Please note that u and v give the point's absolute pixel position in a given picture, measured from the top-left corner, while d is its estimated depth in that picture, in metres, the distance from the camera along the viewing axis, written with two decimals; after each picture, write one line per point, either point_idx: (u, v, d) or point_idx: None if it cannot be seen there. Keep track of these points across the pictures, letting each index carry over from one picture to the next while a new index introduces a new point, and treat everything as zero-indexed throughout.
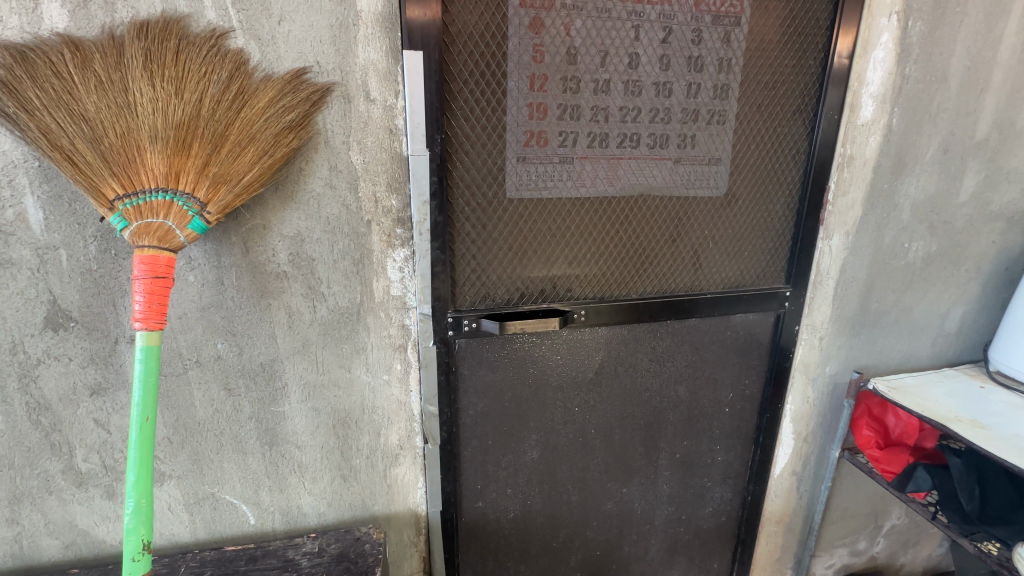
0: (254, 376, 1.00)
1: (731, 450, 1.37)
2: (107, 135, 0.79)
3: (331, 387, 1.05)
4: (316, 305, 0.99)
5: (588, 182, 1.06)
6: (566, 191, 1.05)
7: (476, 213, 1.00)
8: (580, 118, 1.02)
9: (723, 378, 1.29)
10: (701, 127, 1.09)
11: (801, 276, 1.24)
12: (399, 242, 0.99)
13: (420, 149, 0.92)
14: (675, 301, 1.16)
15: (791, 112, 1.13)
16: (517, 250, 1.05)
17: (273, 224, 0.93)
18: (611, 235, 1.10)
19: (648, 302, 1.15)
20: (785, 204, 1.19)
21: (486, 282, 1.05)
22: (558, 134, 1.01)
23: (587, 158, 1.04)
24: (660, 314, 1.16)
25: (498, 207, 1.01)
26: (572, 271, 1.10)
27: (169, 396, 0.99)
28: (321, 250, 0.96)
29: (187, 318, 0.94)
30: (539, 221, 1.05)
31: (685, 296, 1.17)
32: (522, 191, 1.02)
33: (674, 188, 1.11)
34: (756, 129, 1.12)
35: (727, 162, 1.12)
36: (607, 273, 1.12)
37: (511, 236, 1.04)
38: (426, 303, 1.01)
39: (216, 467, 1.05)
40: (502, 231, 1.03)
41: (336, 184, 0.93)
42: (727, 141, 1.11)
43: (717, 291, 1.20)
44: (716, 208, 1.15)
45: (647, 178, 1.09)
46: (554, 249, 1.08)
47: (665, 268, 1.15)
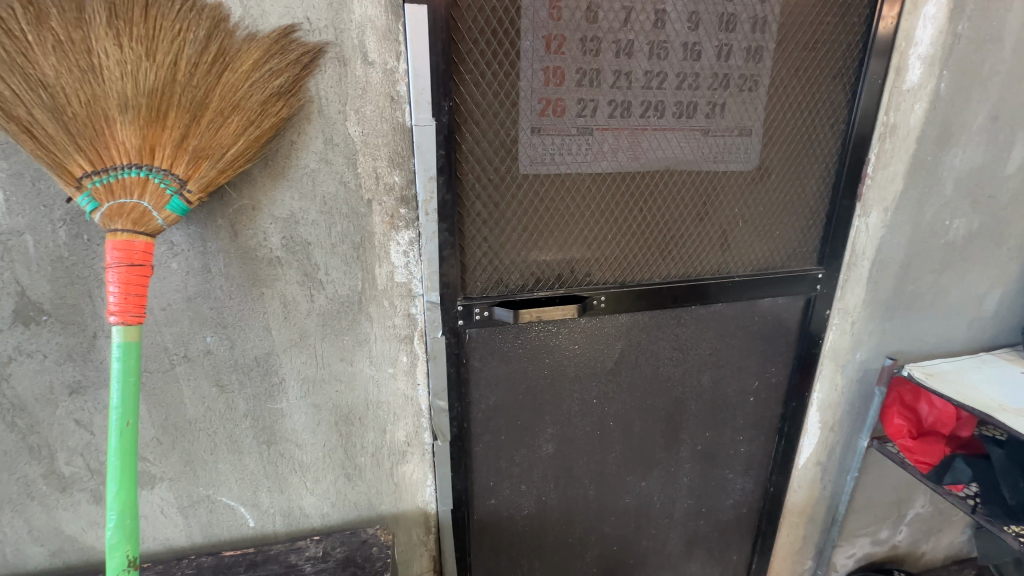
0: (248, 372, 0.92)
1: (754, 440, 1.31)
2: (70, 105, 0.70)
3: (332, 382, 0.97)
4: (313, 294, 0.90)
5: (609, 156, 0.96)
6: (586, 165, 0.95)
7: (487, 190, 0.91)
8: (600, 84, 0.92)
9: (749, 366, 1.21)
10: (733, 94, 0.99)
11: (834, 258, 1.16)
12: (403, 224, 0.89)
13: (425, 118, 0.82)
14: (701, 286, 1.08)
15: (830, 77, 1.03)
16: (533, 231, 0.96)
17: (263, 204, 0.83)
18: (634, 214, 1.01)
19: (673, 287, 1.06)
20: (820, 178, 1.10)
21: (498, 266, 0.96)
22: (575, 104, 0.91)
23: (609, 130, 0.95)
24: (684, 300, 1.08)
25: (512, 184, 0.92)
26: (591, 254, 1.01)
27: (156, 394, 0.91)
28: (318, 233, 0.87)
29: (172, 310, 0.86)
30: (556, 200, 0.96)
31: (712, 279, 1.09)
32: (538, 167, 0.93)
33: (703, 161, 1.02)
34: (792, 95, 1.02)
35: (759, 134, 1.03)
36: (629, 255, 1.03)
37: (526, 215, 0.95)
38: (434, 290, 0.93)
39: (210, 468, 0.97)
40: (518, 210, 0.94)
41: (333, 159, 0.83)
42: (761, 109, 1.01)
43: (746, 274, 1.11)
44: (746, 184, 1.05)
45: (673, 152, 0.99)
46: (572, 232, 0.99)
47: (691, 250, 1.06)
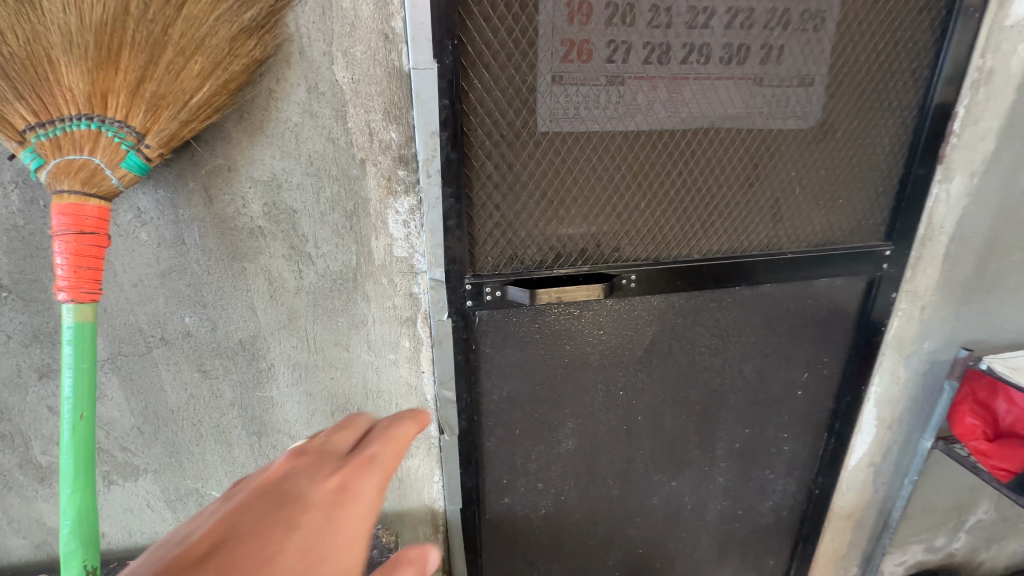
0: (233, 357, 0.83)
1: (800, 438, 1.17)
2: (9, 45, 0.59)
3: (326, 369, 0.87)
4: (302, 270, 0.79)
5: (645, 109, 0.81)
6: (618, 120, 0.81)
7: (499, 150, 0.78)
8: (635, 21, 0.77)
9: (798, 356, 1.07)
10: (795, 33, 0.83)
11: (907, 232, 0.99)
12: (402, 189, 0.77)
13: (425, 62, 0.69)
14: (748, 264, 0.93)
15: (915, 11, 0.85)
16: (554, 198, 0.83)
17: (240, 164, 0.72)
18: (672, 179, 0.86)
19: (715, 265, 0.92)
20: (895, 137, 0.93)
21: (513, 239, 0.84)
22: (604, 45, 0.77)
23: (645, 77, 0.80)
24: (727, 280, 0.94)
25: (529, 142, 0.79)
26: (620, 225, 0.87)
27: (134, 380, 0.82)
28: (304, 199, 0.75)
29: (144, 286, 0.76)
30: (581, 161, 0.82)
31: (761, 256, 0.93)
32: (560, 123, 0.79)
33: (756, 116, 0.86)
34: (867, 34, 0.85)
35: (823, 83, 0.87)
36: (664, 227, 0.89)
37: (544, 180, 0.81)
38: (438, 266, 0.81)
39: (197, 460, 0.89)
40: (536, 174, 0.81)
41: (318, 111, 0.71)
42: (827, 52, 0.85)
43: (801, 250, 0.96)
44: (806, 144, 0.89)
45: (720, 105, 0.84)
46: (599, 200, 0.85)
47: (738, 221, 0.91)
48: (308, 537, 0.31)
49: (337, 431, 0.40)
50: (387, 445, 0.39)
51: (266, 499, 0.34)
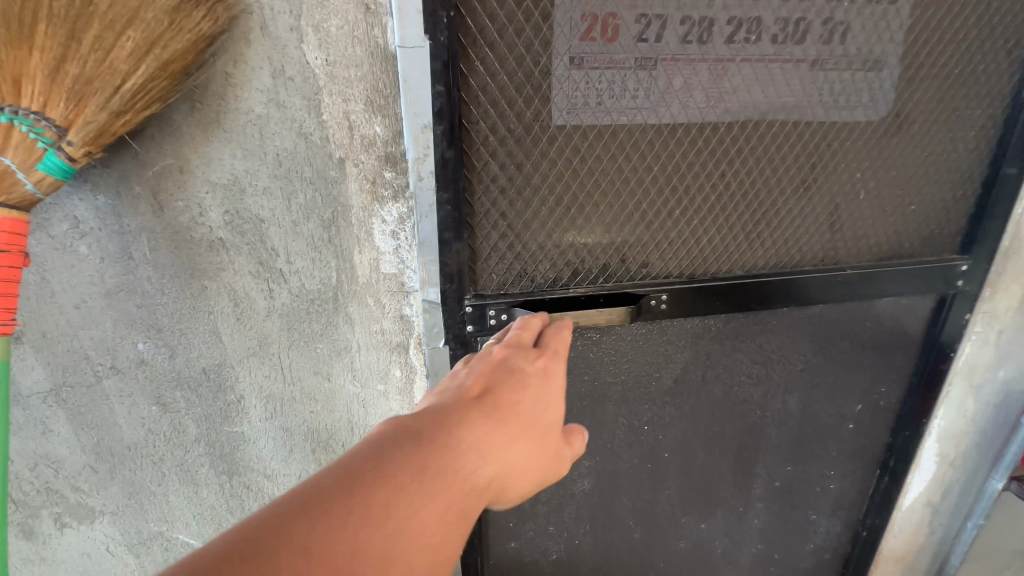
0: (196, 387, 0.71)
1: (848, 475, 1.02)
2: None
3: (305, 402, 0.75)
4: (273, 289, 0.67)
5: (682, 97, 0.68)
6: (649, 111, 0.67)
7: (507, 147, 0.65)
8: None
9: (851, 385, 0.93)
10: (867, 5, 0.68)
11: (993, 246, 0.83)
12: (389, 194, 0.64)
13: (414, 38, 0.56)
14: (801, 282, 0.79)
15: None
16: (571, 205, 0.70)
17: (194, 165, 0.60)
18: (713, 181, 0.72)
19: (762, 283, 0.77)
20: (979, 131, 0.78)
21: (522, 253, 0.71)
22: (635, 19, 0.63)
23: (683, 59, 0.66)
24: (775, 300, 0.79)
25: (542, 137, 0.66)
26: (650, 237, 0.74)
27: (82, 414, 0.71)
28: (272, 206, 0.63)
29: (88, 308, 0.65)
30: (604, 161, 0.68)
31: (817, 272, 0.79)
32: (579, 115, 0.66)
33: (815, 106, 0.72)
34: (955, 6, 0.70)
35: (899, 67, 0.72)
36: (702, 239, 0.75)
37: (561, 183, 0.68)
38: (433, 285, 0.68)
39: (160, 501, 0.78)
40: (550, 176, 0.68)
41: (285, 99, 0.58)
42: (905, 28, 0.70)
43: (863, 265, 0.81)
44: (874, 140, 0.75)
45: (773, 92, 0.70)
46: (624, 207, 0.71)
47: (789, 231, 0.77)
48: (536, 396, 0.43)
49: (520, 332, 0.52)
50: (556, 337, 0.52)
51: (491, 375, 0.44)
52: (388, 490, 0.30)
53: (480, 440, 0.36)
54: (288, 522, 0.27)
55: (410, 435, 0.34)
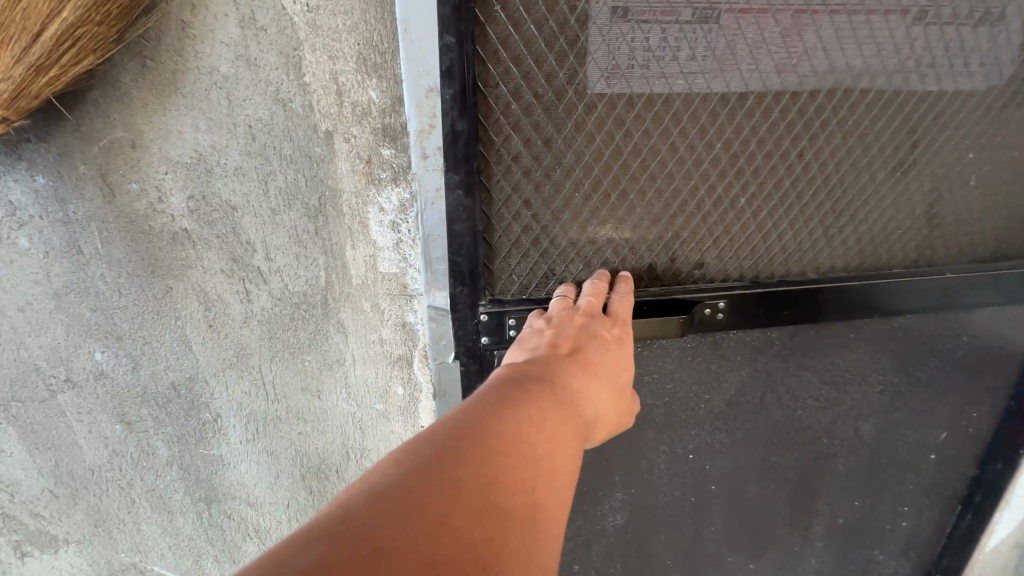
0: (165, 405, 0.61)
1: (925, 512, 0.88)
2: None
3: (292, 422, 0.64)
4: (250, 291, 0.56)
5: (755, 55, 0.54)
6: (712, 73, 0.54)
7: (534, 118, 0.52)
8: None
9: (936, 410, 0.78)
10: None
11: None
12: (388, 177, 0.52)
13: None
14: (890, 288, 0.64)
15: None
16: (612, 192, 0.57)
17: (149, 140, 0.49)
18: (790, 164, 0.58)
19: (841, 290, 0.63)
20: None
21: (549, 250, 0.58)
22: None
23: (760, 6, 0.51)
24: (856, 311, 0.65)
25: (579, 106, 0.53)
26: (706, 231, 0.60)
27: (36, 433, 0.61)
28: (246, 190, 0.52)
29: (35, 312, 0.55)
30: (654, 137, 0.55)
31: (910, 276, 0.64)
32: (623, 77, 0.52)
33: (923, 69, 0.57)
34: None
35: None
36: (770, 235, 0.62)
37: (601, 163, 0.55)
38: (440, 288, 0.56)
39: (131, 530, 0.69)
40: (586, 155, 0.55)
41: (257, 55, 0.47)
42: None
43: (967, 268, 0.66)
44: (992, 112, 0.60)
45: (872, 50, 0.55)
46: (677, 194, 0.58)
47: (877, 226, 0.63)
48: (627, 350, 0.46)
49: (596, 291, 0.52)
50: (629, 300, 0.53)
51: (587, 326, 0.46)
52: (536, 411, 0.33)
53: (592, 382, 0.39)
54: (460, 433, 0.29)
55: (522, 377, 0.36)
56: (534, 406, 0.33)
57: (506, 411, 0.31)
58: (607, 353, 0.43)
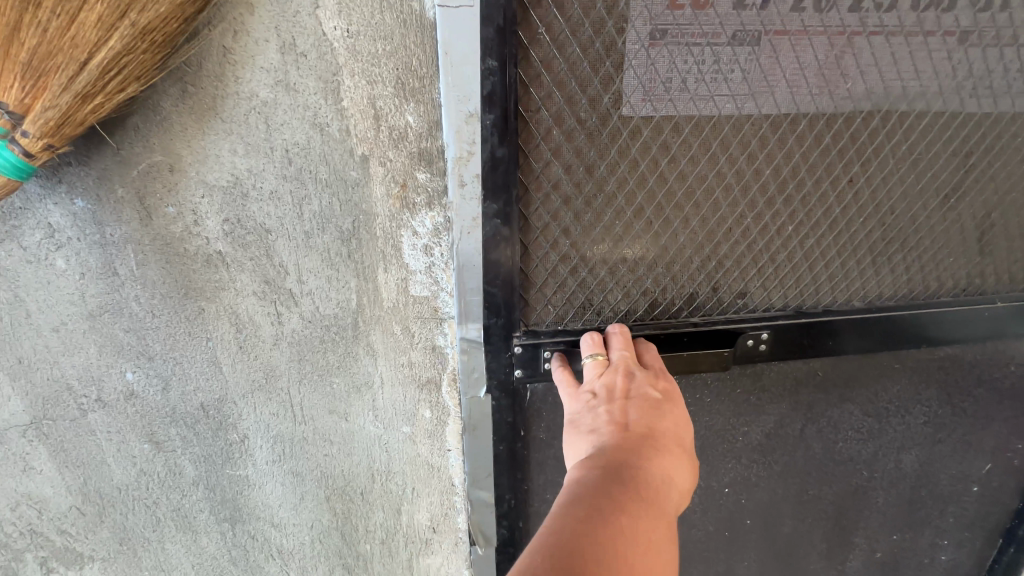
0: (193, 425, 0.61)
1: (966, 546, 0.84)
2: None
3: (318, 444, 0.64)
4: (281, 313, 0.56)
5: (800, 79, 0.52)
6: (763, 95, 0.52)
7: (576, 147, 0.52)
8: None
9: (977, 440, 0.75)
10: None
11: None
12: (423, 201, 0.52)
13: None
14: (942, 318, 0.62)
15: None
16: (654, 220, 0.56)
17: (187, 164, 0.49)
18: (839, 190, 0.57)
19: (891, 321, 0.61)
20: None
21: (588, 279, 0.58)
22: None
23: (802, 29, 0.50)
24: (902, 342, 0.63)
25: (623, 135, 0.52)
26: (750, 259, 0.59)
27: (67, 451, 0.61)
28: (280, 214, 0.51)
29: (70, 332, 0.55)
30: (700, 165, 0.54)
31: (963, 305, 0.62)
32: (669, 100, 0.51)
33: (975, 92, 0.55)
34: None
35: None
36: (816, 262, 0.60)
37: (643, 191, 0.55)
38: (472, 313, 0.56)
39: (155, 549, 0.68)
40: (629, 183, 0.54)
41: (297, 81, 0.46)
42: None
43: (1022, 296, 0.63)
44: None
45: (920, 73, 0.53)
46: (722, 223, 0.57)
47: (927, 253, 0.61)
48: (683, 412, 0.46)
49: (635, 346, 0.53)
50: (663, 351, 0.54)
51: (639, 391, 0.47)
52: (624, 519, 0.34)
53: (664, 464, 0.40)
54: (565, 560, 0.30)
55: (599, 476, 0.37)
56: (622, 512, 0.34)
57: (595, 527, 0.33)
58: (665, 413, 0.44)
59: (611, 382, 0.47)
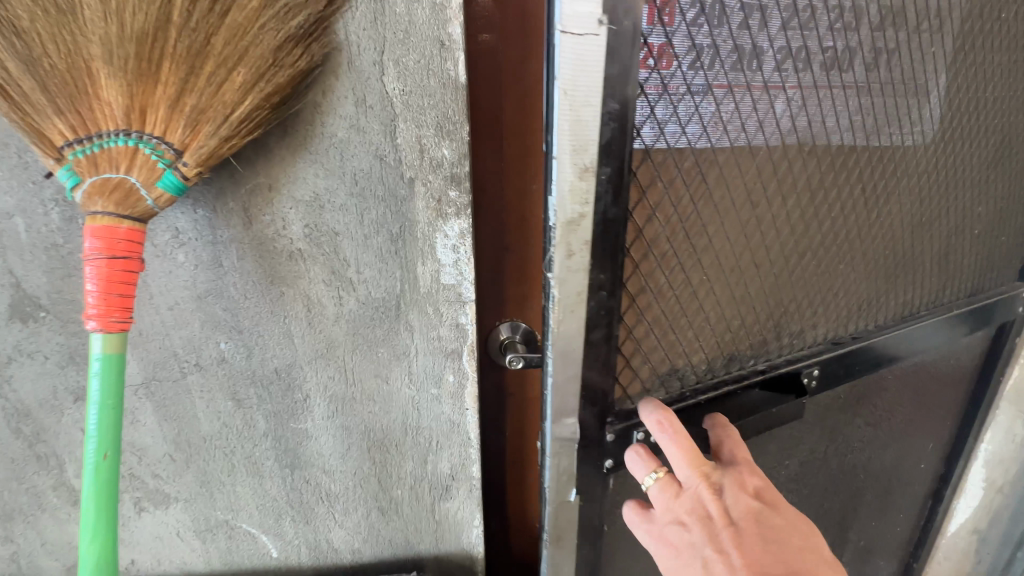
0: (267, 385, 0.78)
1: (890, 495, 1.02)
2: (49, 57, 0.56)
3: (364, 402, 0.80)
4: (343, 297, 0.73)
5: (817, 168, 0.73)
6: (795, 179, 0.72)
7: (684, 234, 0.68)
8: (786, 27, 0.62)
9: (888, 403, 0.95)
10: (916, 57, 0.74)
11: (983, 270, 0.97)
12: (453, 211, 0.69)
13: (589, 25, 0.49)
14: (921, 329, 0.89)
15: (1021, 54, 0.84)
16: (737, 280, 0.75)
17: (281, 184, 0.66)
18: (853, 245, 0.81)
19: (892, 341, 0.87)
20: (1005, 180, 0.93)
21: (687, 337, 0.74)
22: (774, 51, 0.63)
23: (766, 92, 0.64)
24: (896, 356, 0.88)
25: (717, 220, 0.69)
26: (797, 301, 0.81)
27: (167, 406, 0.78)
28: (347, 221, 0.69)
29: (180, 310, 0.72)
30: (779, 225, 0.74)
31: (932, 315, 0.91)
32: (721, 171, 0.66)
33: (906, 164, 0.80)
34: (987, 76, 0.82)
35: (945, 114, 0.80)
36: (836, 298, 0.83)
37: (730, 260, 0.73)
38: (566, 324, 0.62)
39: (228, 491, 0.84)
40: (723, 255, 0.72)
41: (366, 126, 0.64)
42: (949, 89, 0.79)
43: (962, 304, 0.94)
44: (952, 195, 0.87)
45: (852, 141, 0.74)
46: (786, 269, 0.78)
47: (903, 285, 0.89)
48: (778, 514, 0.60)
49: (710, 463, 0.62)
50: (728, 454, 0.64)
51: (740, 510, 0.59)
52: None
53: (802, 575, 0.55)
54: None
55: None
56: None
57: None
58: (762, 517, 0.58)
59: (708, 509, 0.59)
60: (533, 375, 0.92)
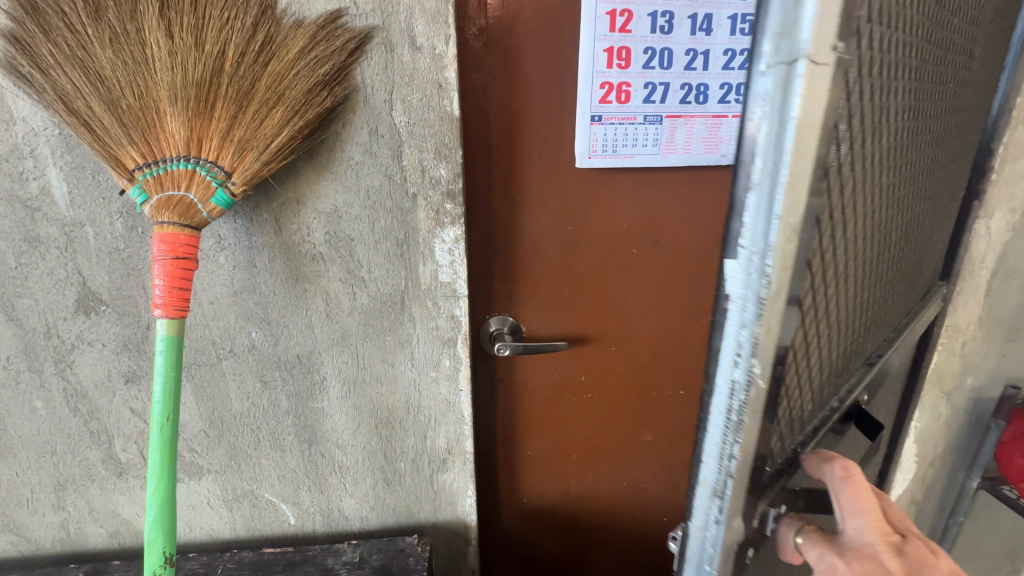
0: (291, 369, 0.91)
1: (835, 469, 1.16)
2: (124, 98, 0.70)
3: (373, 384, 0.94)
4: (356, 292, 0.87)
5: (890, 188, 0.64)
6: (881, 201, 0.61)
7: (820, 282, 0.49)
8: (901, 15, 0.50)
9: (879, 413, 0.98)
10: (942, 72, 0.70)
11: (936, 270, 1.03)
12: (449, 220, 0.84)
13: (825, 52, 0.32)
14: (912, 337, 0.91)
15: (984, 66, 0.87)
16: (836, 325, 0.61)
17: (307, 198, 0.81)
18: (891, 268, 0.76)
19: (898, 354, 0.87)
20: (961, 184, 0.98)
21: (800, 406, 0.57)
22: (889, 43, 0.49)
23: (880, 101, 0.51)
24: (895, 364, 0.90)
25: (839, 259, 0.53)
26: (859, 334, 0.71)
27: (204, 388, 0.91)
28: (361, 229, 0.83)
29: (219, 304, 0.86)
30: (865, 255, 0.62)
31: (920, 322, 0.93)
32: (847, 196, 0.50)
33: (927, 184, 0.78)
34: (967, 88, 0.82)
35: (950, 130, 0.80)
36: (874, 323, 0.78)
37: (836, 304, 0.58)
38: (758, 435, 0.44)
39: (254, 463, 0.97)
40: (836, 300, 0.57)
41: (378, 151, 0.79)
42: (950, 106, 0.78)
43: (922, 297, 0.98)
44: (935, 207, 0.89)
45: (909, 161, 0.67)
46: (860, 304, 0.67)
47: (903, 297, 0.88)
48: None
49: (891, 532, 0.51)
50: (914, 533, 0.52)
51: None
52: None
53: None
54: None
55: None
56: None
57: None
58: None
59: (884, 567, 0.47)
60: (518, 362, 1.06)
